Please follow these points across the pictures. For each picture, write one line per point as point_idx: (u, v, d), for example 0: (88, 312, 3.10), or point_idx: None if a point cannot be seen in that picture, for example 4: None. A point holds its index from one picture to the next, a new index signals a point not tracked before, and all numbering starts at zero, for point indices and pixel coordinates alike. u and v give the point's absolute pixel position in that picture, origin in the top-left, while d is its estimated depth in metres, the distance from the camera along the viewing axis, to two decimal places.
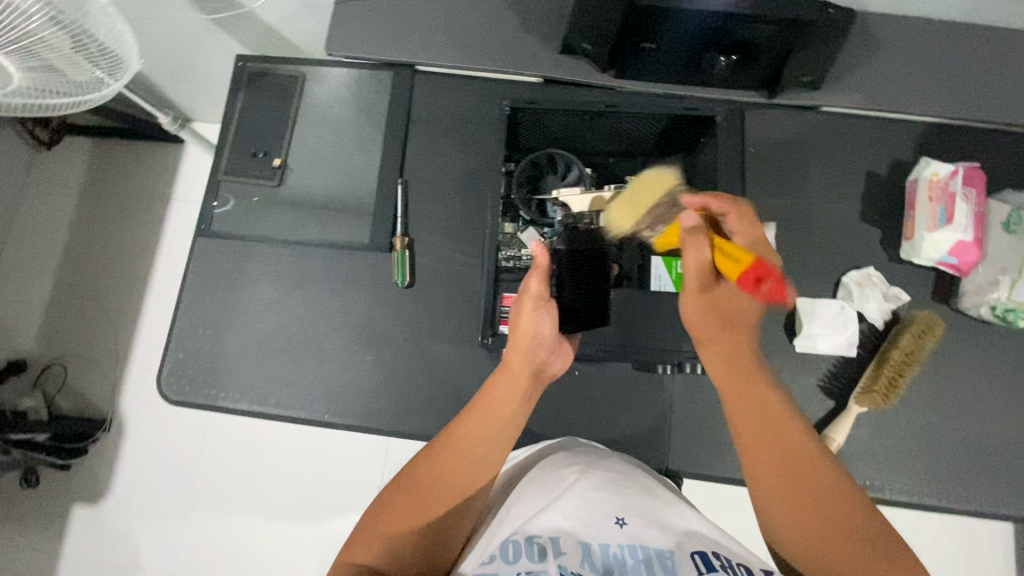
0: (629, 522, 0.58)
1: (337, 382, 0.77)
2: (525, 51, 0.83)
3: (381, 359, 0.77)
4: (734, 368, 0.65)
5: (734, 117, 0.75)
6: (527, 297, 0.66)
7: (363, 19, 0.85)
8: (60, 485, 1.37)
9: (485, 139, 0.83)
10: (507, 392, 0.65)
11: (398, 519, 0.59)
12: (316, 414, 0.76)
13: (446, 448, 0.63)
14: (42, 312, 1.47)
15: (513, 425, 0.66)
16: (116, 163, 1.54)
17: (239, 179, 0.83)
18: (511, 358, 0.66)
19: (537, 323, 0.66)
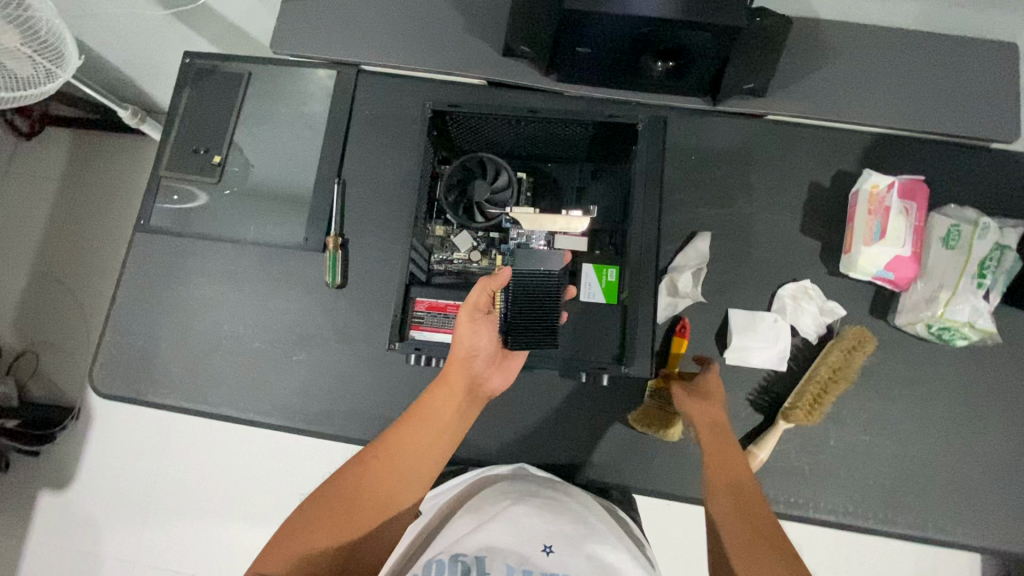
0: (556, 550, 0.55)
1: (266, 380, 0.77)
2: (469, 53, 0.83)
3: (310, 359, 0.77)
4: (714, 425, 0.64)
5: (655, 127, 0.75)
6: (464, 307, 0.64)
7: (308, 17, 0.85)
8: (29, 470, 1.40)
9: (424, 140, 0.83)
10: (444, 407, 0.65)
11: (319, 529, 0.58)
12: (243, 411, 0.76)
13: (377, 457, 0.63)
14: (19, 299, 1.50)
15: (448, 444, 0.65)
16: (95, 155, 1.56)
17: (179, 174, 0.83)
18: (450, 371, 0.66)
19: (473, 338, 0.65)
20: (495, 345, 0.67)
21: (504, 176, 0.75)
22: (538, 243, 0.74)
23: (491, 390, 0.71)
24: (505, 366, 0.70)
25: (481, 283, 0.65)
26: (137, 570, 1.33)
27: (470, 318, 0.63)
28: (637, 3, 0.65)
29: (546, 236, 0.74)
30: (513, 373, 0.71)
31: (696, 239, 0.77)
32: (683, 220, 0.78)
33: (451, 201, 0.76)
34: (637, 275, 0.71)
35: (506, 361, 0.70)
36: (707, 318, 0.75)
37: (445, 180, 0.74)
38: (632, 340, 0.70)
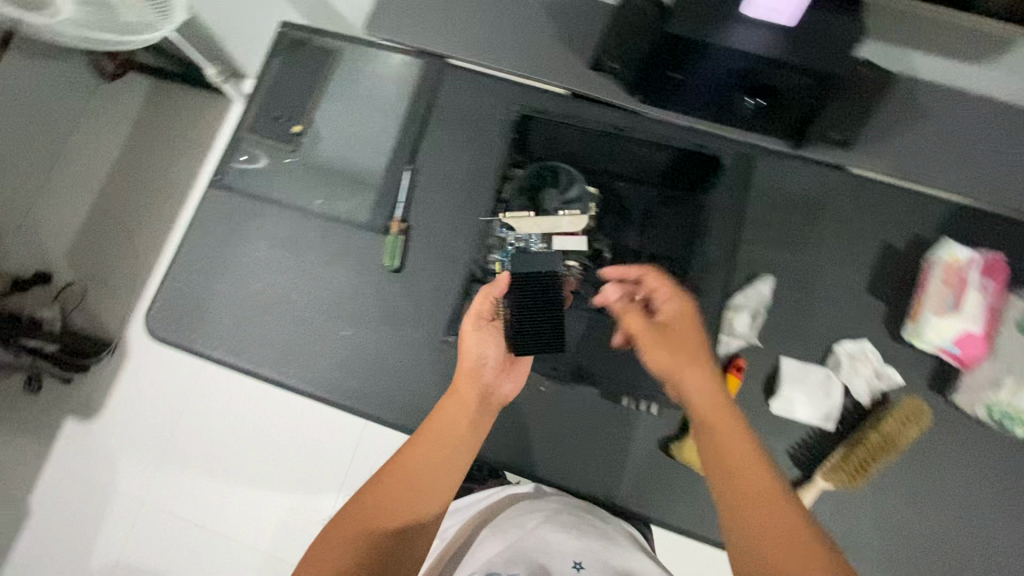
0: (585, 567, 0.60)
1: (311, 350, 0.78)
2: (558, 62, 0.83)
3: (356, 339, 0.78)
4: (707, 404, 0.60)
5: (743, 163, 0.79)
6: (470, 317, 0.70)
7: (405, 6, 0.86)
8: (60, 396, 1.45)
9: (505, 143, 0.84)
10: (455, 416, 0.66)
11: (347, 549, 0.58)
12: (285, 377, 0.78)
13: (393, 472, 0.64)
14: (78, 232, 1.56)
15: (463, 451, 0.66)
16: (170, 105, 1.62)
17: (258, 138, 0.85)
18: (460, 383, 0.68)
19: (480, 346, 0.70)
20: (502, 353, 0.71)
21: (575, 190, 0.77)
22: (535, 245, 0.75)
23: (503, 398, 0.73)
24: (514, 371, 0.73)
25: (484, 293, 0.71)
26: (145, 511, 1.37)
27: (475, 327, 0.69)
28: (743, 36, 0.64)
29: (543, 238, 0.76)
30: (522, 378, 0.74)
31: (758, 281, 0.76)
32: (745, 260, 0.77)
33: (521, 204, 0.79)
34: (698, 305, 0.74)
35: (515, 366, 0.73)
36: (757, 363, 0.74)
37: (520, 182, 0.79)
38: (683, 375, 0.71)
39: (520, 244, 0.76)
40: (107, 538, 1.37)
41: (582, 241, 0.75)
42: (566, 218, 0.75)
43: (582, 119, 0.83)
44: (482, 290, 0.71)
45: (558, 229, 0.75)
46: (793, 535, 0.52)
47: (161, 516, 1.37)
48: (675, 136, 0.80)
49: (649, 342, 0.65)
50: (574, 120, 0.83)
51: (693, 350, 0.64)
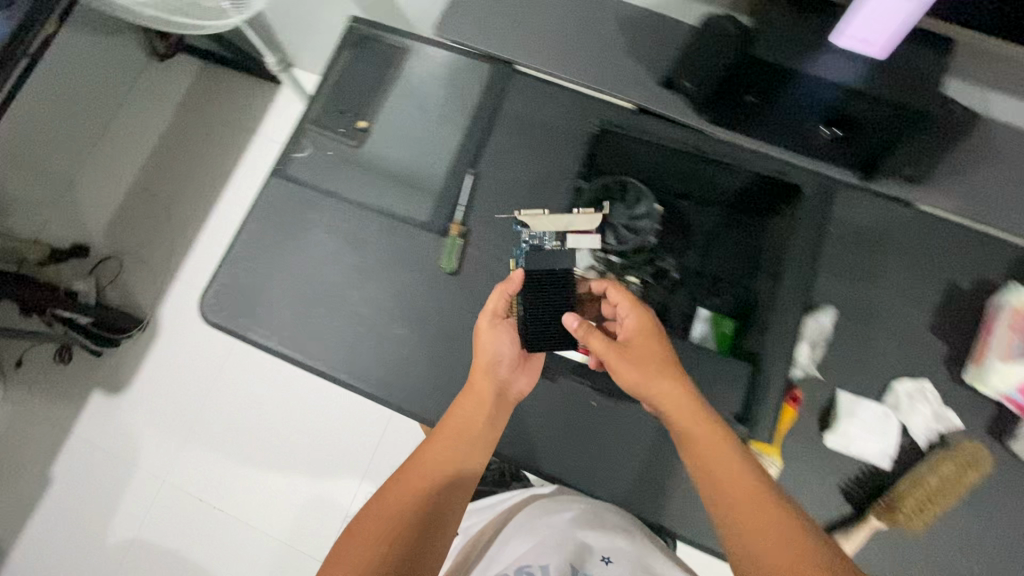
0: (612, 561, 0.73)
1: (363, 346, 0.78)
2: (627, 76, 0.83)
3: (406, 338, 0.78)
4: (682, 414, 0.62)
5: (824, 195, 0.77)
6: (484, 314, 0.73)
7: (477, 10, 0.87)
8: (89, 368, 1.47)
9: (579, 153, 0.84)
10: (469, 409, 0.69)
11: (376, 542, 0.60)
12: (336, 371, 0.78)
13: (414, 467, 0.67)
14: (117, 208, 1.57)
15: (479, 442, 0.69)
16: (216, 88, 1.63)
17: (323, 131, 0.86)
18: (475, 379, 0.70)
19: (494, 342, 0.72)
20: (516, 348, 0.74)
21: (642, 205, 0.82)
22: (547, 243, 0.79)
23: (518, 394, 0.74)
24: (528, 368, 0.75)
25: (498, 291, 0.73)
26: (166, 488, 1.40)
27: (489, 323, 0.72)
28: (833, 66, 0.64)
29: (557, 236, 0.80)
30: (537, 375, 0.76)
31: (817, 312, 0.75)
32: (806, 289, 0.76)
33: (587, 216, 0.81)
34: (765, 338, 0.73)
35: (530, 363, 0.75)
36: (813, 394, 0.73)
37: (587, 195, 0.81)
38: (754, 403, 0.70)
39: (534, 241, 0.80)
40: (128, 512, 1.39)
41: (596, 238, 0.79)
42: (578, 219, 0.79)
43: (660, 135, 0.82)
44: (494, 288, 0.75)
45: (573, 228, 0.80)
46: (783, 532, 0.54)
47: (182, 494, 1.39)
48: (752, 163, 0.79)
49: (619, 360, 0.67)
50: (645, 136, 0.82)
51: (659, 360, 0.66)
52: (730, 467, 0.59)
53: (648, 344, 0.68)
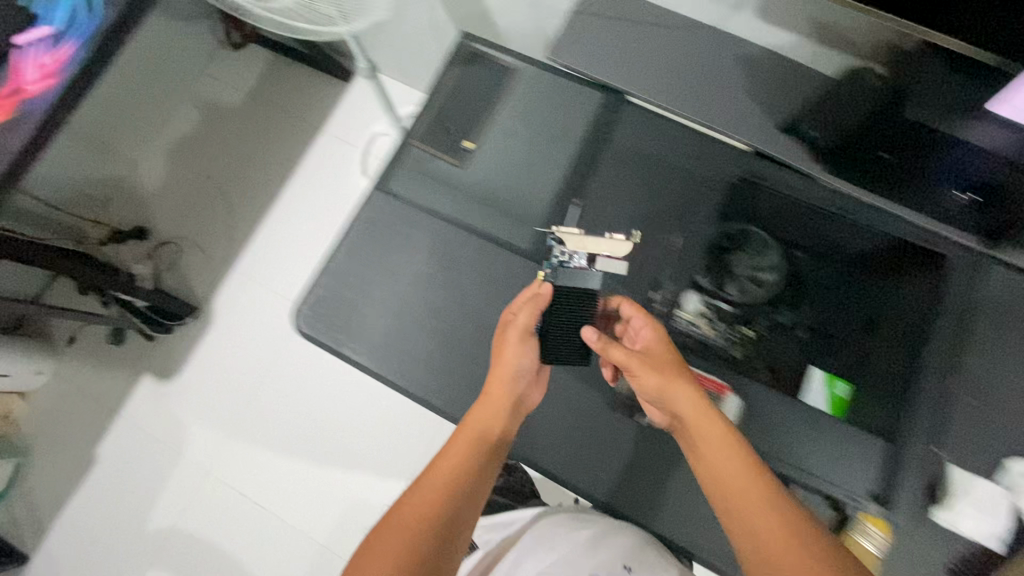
0: (633, 570, 0.70)
1: (456, 372, 0.77)
2: (746, 118, 0.81)
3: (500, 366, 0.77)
4: (696, 422, 0.63)
5: (969, 266, 0.73)
6: (513, 329, 0.70)
7: (593, 36, 0.85)
8: (142, 352, 1.48)
9: (711, 203, 0.81)
10: (485, 420, 0.68)
11: (392, 560, 0.56)
12: (428, 396, 0.77)
13: (430, 480, 0.64)
14: (178, 193, 1.58)
15: (493, 454, 0.68)
16: (284, 80, 1.62)
17: (428, 148, 0.85)
18: (493, 390, 0.69)
19: (521, 357, 0.70)
20: (536, 364, 0.73)
21: (770, 256, 0.78)
22: (578, 260, 0.76)
23: (529, 406, 0.74)
24: (539, 381, 0.76)
25: (528, 306, 0.71)
26: (209, 479, 1.40)
27: (519, 339, 0.69)
28: (983, 131, 0.66)
29: (587, 256, 0.77)
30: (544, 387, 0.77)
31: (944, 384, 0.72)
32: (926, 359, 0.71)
33: (708, 264, 0.79)
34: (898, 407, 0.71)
35: (540, 377, 0.75)
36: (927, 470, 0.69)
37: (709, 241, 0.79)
38: (896, 477, 0.68)
39: (563, 259, 0.77)
40: (168, 500, 1.40)
41: (624, 264, 0.78)
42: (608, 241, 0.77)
43: (793, 187, 0.79)
44: (519, 299, 0.72)
45: (602, 251, 0.77)
46: (798, 539, 0.55)
47: (223, 488, 1.39)
48: (888, 224, 0.76)
49: (638, 367, 0.66)
50: (774, 184, 0.80)
51: (676, 367, 0.66)
52: (742, 478, 0.60)
53: (664, 352, 0.68)
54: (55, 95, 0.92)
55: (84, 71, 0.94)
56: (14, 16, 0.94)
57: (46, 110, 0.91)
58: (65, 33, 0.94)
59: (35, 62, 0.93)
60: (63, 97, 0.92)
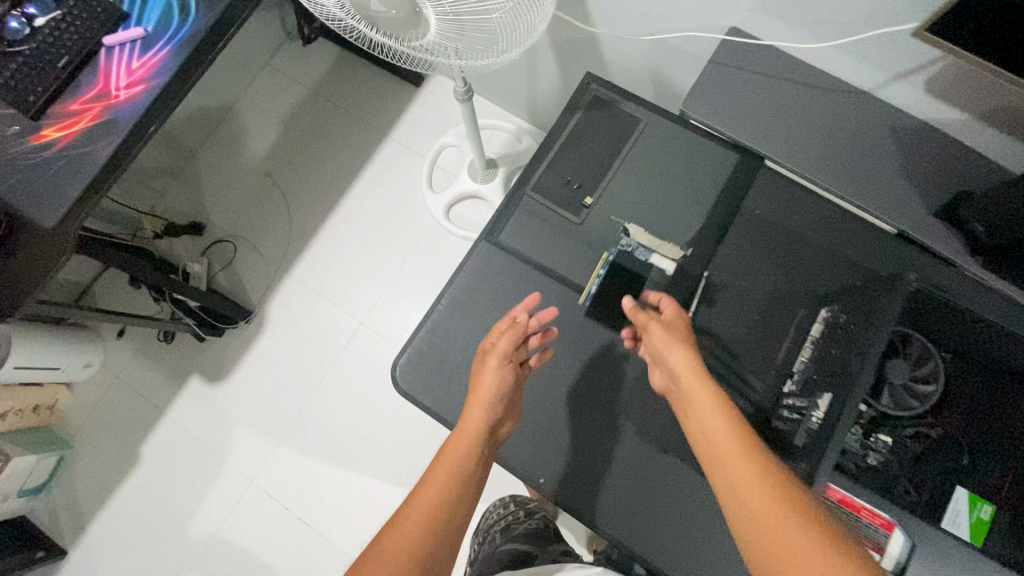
0: None
1: (560, 437, 0.78)
2: (898, 197, 0.74)
3: (603, 440, 0.78)
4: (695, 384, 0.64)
5: None
6: (494, 353, 0.74)
7: (730, 90, 0.79)
8: (192, 351, 1.45)
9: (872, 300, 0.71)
10: (462, 447, 0.70)
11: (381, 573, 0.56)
12: (533, 459, 0.78)
13: (411, 512, 0.63)
14: (235, 188, 1.53)
15: (471, 483, 0.69)
16: (352, 77, 1.56)
17: (543, 200, 0.83)
18: (472, 413, 0.71)
19: (497, 383, 0.73)
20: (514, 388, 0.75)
21: (929, 362, 0.70)
22: (639, 251, 0.78)
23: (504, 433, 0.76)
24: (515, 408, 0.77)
25: (507, 332, 0.75)
26: (250, 490, 1.37)
27: (499, 362, 0.73)
28: None
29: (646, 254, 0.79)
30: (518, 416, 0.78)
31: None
32: None
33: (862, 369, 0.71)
34: None
35: (516, 405, 0.77)
36: None
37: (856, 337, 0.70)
38: None
39: (626, 246, 0.79)
40: (208, 508, 1.36)
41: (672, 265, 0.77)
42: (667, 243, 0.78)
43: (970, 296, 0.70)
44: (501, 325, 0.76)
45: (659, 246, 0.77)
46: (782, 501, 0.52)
47: (264, 500, 1.36)
48: None
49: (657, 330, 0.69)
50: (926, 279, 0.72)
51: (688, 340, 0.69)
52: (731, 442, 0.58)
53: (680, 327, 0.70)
54: (143, 104, 0.86)
55: (174, 79, 0.88)
56: (105, 15, 0.89)
57: (134, 119, 0.86)
58: (155, 37, 0.89)
59: (123, 66, 0.88)
60: (150, 107, 0.86)
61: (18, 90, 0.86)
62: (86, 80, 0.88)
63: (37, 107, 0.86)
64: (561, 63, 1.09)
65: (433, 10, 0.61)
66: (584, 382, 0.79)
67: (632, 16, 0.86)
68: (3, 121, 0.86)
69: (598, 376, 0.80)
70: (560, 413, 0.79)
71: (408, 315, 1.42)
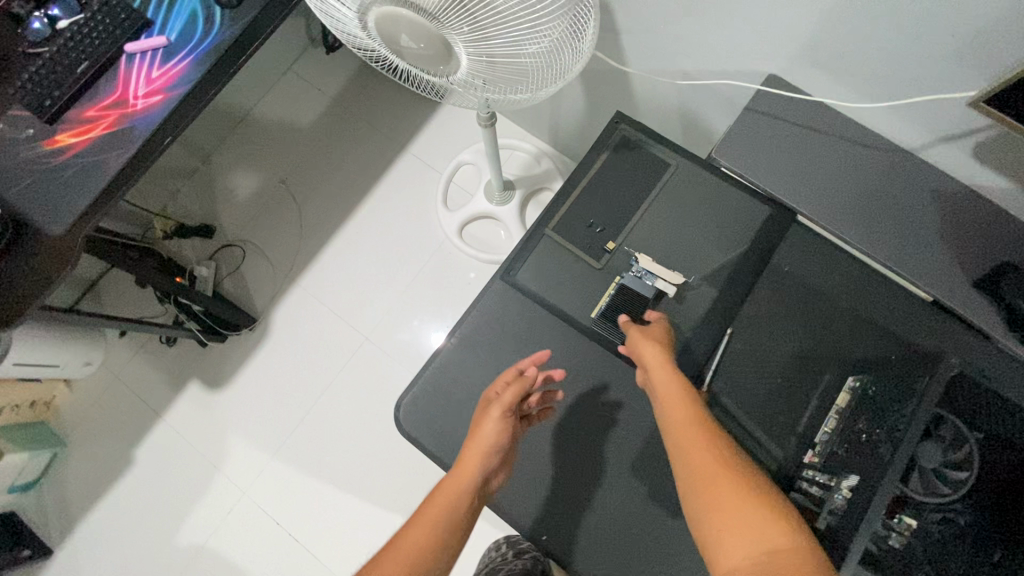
0: None
1: (568, 490, 0.75)
2: (936, 264, 0.70)
3: (614, 498, 0.75)
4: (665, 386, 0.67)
5: None
6: (497, 404, 0.71)
7: (764, 142, 0.77)
8: (194, 356, 1.43)
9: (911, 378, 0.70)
10: (455, 492, 0.67)
11: None
12: (539, 506, 0.76)
13: (395, 555, 0.60)
14: (249, 193, 1.51)
15: (461, 535, 0.65)
16: (374, 88, 1.54)
17: (565, 242, 0.83)
18: (467, 462, 0.69)
19: (497, 432, 0.71)
20: (512, 443, 0.73)
21: (964, 446, 0.66)
22: (646, 276, 0.79)
23: (495, 485, 0.73)
24: (509, 461, 0.75)
25: (516, 385, 0.72)
26: (242, 502, 1.34)
27: (501, 413, 0.70)
28: None
29: (654, 280, 0.79)
30: (511, 470, 0.76)
31: None
32: None
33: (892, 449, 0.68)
34: None
35: (509, 459, 0.75)
36: None
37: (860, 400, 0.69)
38: None
39: (637, 271, 0.79)
40: (198, 518, 1.34)
41: (670, 285, 0.78)
42: (673, 269, 0.79)
43: (1013, 376, 0.68)
44: (508, 375, 0.75)
45: (662, 269, 0.79)
46: (741, 498, 0.56)
47: (255, 514, 1.33)
48: None
49: (641, 340, 0.72)
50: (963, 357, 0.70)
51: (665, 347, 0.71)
52: (695, 443, 0.62)
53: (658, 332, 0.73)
54: (160, 115, 0.84)
55: (193, 91, 0.86)
56: (127, 21, 0.87)
57: (148, 130, 0.84)
58: (177, 46, 0.87)
59: (143, 74, 0.86)
60: (166, 118, 0.85)
61: (35, 92, 0.84)
62: (104, 87, 0.86)
63: (54, 112, 0.84)
64: (587, 94, 1.07)
65: (466, 51, 0.60)
66: (595, 434, 0.77)
67: (666, 53, 0.83)
68: (20, 124, 0.85)
69: (605, 427, 0.77)
70: (569, 465, 0.76)
71: (415, 334, 1.40)
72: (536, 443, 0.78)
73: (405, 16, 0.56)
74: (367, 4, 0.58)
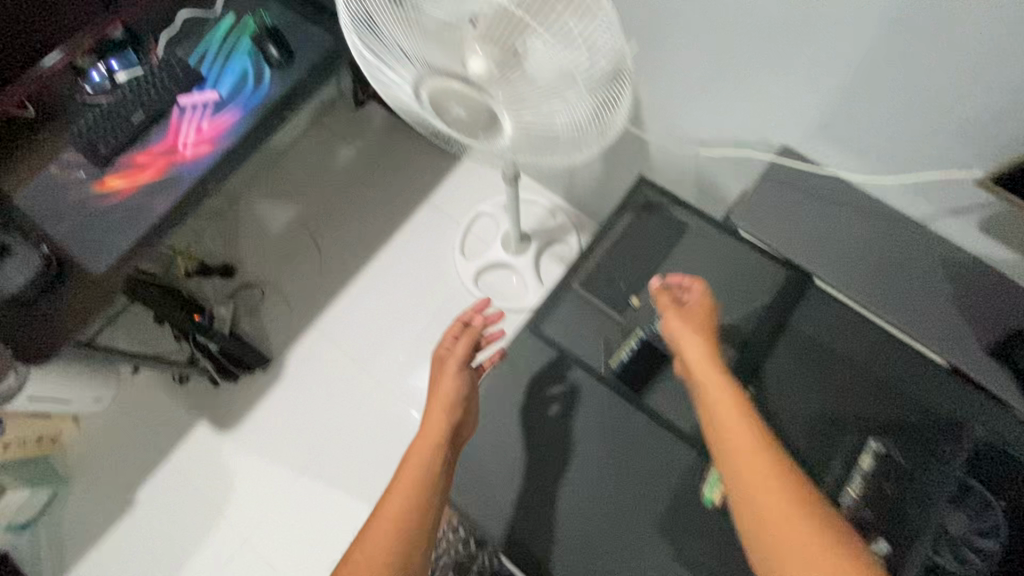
0: None
1: (592, 549, 0.74)
2: (951, 330, 0.73)
3: (636, 560, 0.73)
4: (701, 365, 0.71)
5: None
6: (449, 358, 0.85)
7: (782, 210, 0.81)
8: (206, 395, 1.43)
9: (930, 446, 0.72)
10: (426, 443, 0.78)
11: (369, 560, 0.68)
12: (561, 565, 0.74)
13: (384, 510, 0.72)
14: (271, 235, 1.55)
15: (438, 478, 0.75)
16: (399, 141, 1.62)
17: (589, 297, 0.86)
18: (432, 415, 0.81)
19: (453, 382, 0.84)
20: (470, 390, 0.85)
21: (990, 516, 0.66)
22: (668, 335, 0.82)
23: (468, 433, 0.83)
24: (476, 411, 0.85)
25: (461, 340, 0.87)
26: (244, 549, 1.31)
27: (453, 366, 0.84)
28: None
29: None
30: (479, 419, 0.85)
31: None
32: None
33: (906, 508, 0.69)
34: None
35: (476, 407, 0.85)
36: None
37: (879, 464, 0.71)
38: None
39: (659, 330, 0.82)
40: (197, 564, 1.30)
41: None
42: None
43: None
44: (455, 333, 0.89)
45: None
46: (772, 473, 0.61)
47: (257, 563, 1.29)
48: None
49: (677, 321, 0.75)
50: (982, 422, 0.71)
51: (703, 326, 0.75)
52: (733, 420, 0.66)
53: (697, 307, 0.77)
54: (209, 161, 0.89)
55: (241, 143, 0.91)
56: (184, 78, 0.94)
57: (196, 177, 0.88)
58: (227, 101, 0.94)
59: (194, 125, 0.92)
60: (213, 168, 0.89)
61: (89, 139, 0.89)
62: (156, 135, 0.92)
63: (107, 157, 0.88)
64: (607, 156, 1.13)
65: (507, 124, 0.66)
66: (617, 493, 0.76)
67: (687, 124, 0.89)
68: (72, 167, 0.89)
69: (628, 485, 0.76)
70: (591, 523, 0.75)
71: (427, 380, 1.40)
72: (557, 501, 0.76)
73: (455, 89, 0.63)
74: (421, 82, 0.65)
